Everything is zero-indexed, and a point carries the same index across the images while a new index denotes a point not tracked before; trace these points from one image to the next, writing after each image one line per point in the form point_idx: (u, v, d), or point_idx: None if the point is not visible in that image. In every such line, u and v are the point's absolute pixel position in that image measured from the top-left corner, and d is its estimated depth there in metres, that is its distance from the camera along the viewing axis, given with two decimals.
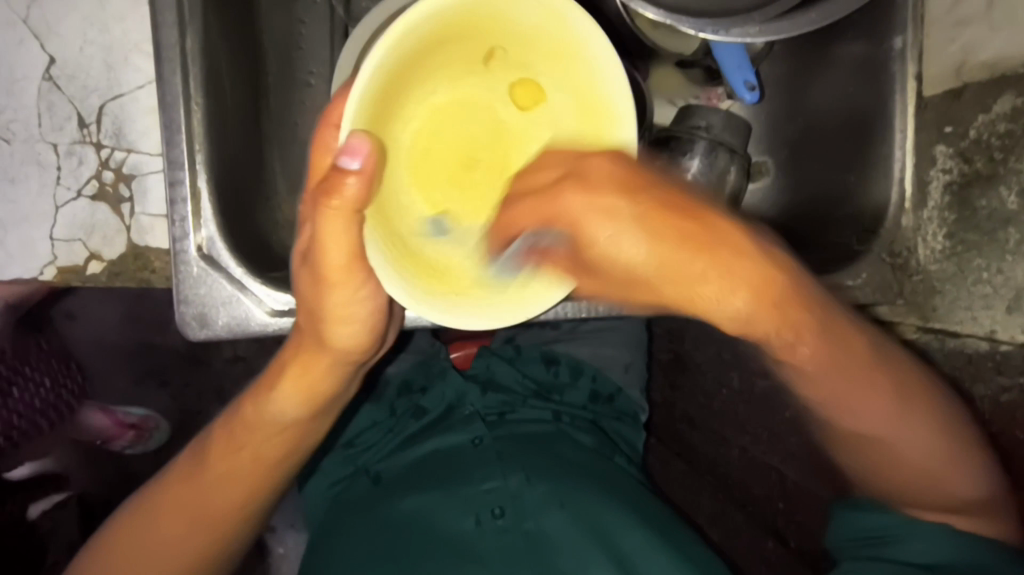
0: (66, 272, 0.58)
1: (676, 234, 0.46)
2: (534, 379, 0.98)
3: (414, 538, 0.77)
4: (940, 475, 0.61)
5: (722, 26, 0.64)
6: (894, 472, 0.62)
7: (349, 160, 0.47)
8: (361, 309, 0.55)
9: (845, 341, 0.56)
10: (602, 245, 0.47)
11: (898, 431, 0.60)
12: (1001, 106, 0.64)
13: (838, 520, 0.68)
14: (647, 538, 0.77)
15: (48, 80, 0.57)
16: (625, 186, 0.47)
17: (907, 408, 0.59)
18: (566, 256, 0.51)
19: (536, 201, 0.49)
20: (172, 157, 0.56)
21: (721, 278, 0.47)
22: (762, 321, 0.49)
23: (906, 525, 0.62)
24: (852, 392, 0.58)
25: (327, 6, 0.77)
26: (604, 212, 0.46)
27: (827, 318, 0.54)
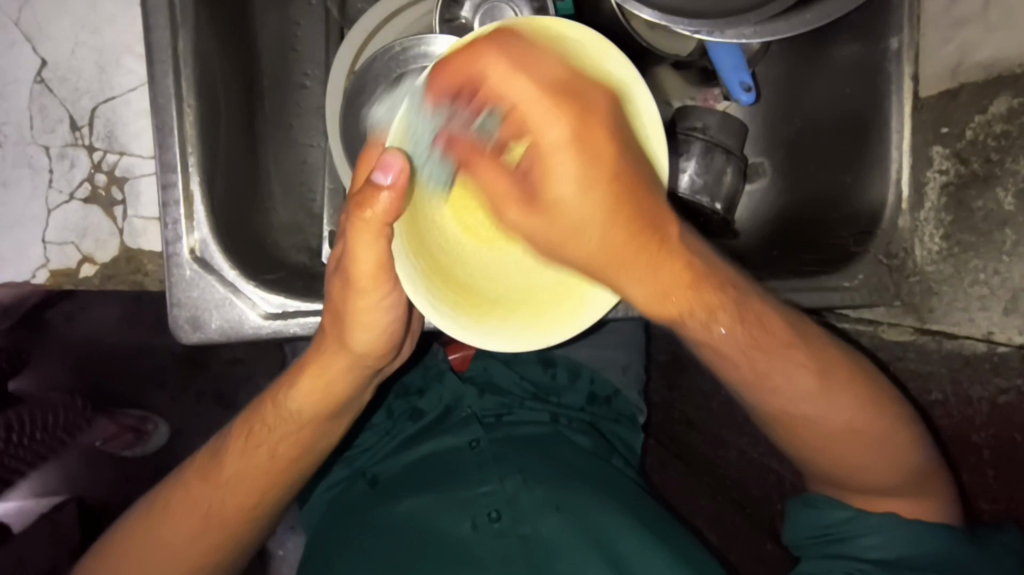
0: (59, 275, 0.57)
1: (605, 183, 0.52)
2: (531, 381, 0.97)
3: (411, 541, 0.77)
4: (877, 462, 0.60)
5: (718, 27, 0.64)
6: (839, 460, 0.61)
7: (382, 175, 0.49)
8: (387, 316, 0.55)
9: (758, 318, 0.58)
10: (552, 188, 0.53)
11: (836, 414, 0.59)
12: (997, 106, 0.64)
13: (794, 519, 0.68)
14: (643, 541, 0.77)
15: (40, 83, 0.56)
16: (606, 155, 0.52)
17: (839, 395, 0.59)
18: (512, 176, 0.55)
19: (529, 113, 0.52)
20: (164, 160, 0.56)
21: (645, 255, 0.55)
22: (671, 299, 0.56)
23: (858, 518, 0.62)
24: (774, 371, 0.59)
25: (322, 7, 0.77)
26: (558, 172, 0.53)
27: (734, 301, 0.57)
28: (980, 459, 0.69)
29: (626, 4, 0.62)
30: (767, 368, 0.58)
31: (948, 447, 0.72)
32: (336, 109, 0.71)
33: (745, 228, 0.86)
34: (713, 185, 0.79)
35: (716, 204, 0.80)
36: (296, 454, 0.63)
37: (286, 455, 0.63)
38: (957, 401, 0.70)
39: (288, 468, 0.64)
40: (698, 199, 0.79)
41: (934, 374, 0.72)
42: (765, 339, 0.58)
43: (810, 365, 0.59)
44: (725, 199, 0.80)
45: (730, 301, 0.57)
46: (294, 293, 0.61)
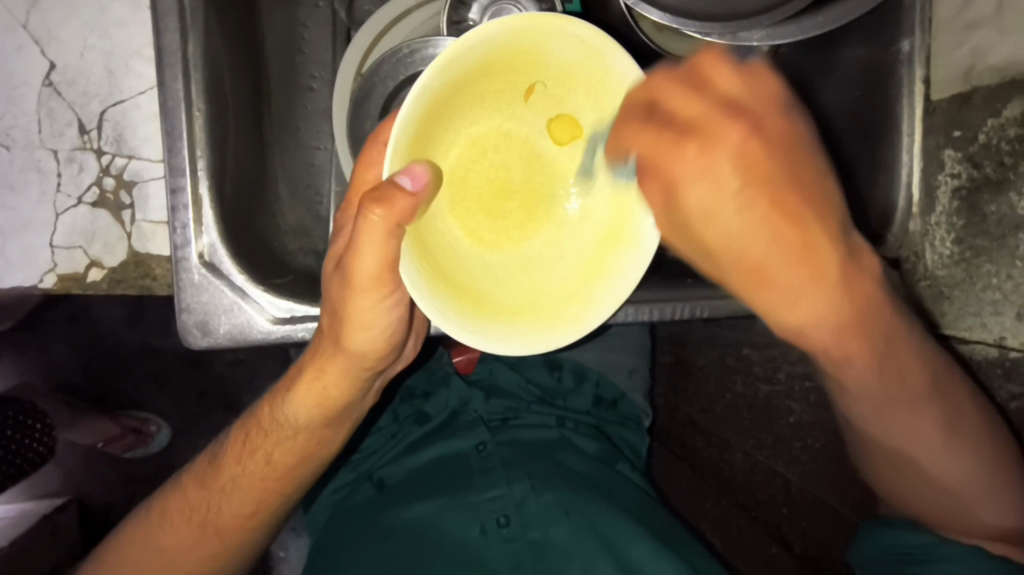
0: (67, 280, 0.57)
1: (774, 195, 0.45)
2: (538, 384, 0.97)
3: (419, 547, 0.76)
4: (969, 495, 0.59)
5: (729, 30, 0.63)
6: (934, 492, 0.60)
7: (408, 181, 0.47)
8: (379, 323, 0.54)
9: (891, 356, 0.54)
10: (697, 208, 0.45)
11: (940, 449, 0.58)
12: (1011, 110, 0.63)
13: (867, 538, 0.67)
14: (653, 548, 0.76)
15: (48, 86, 0.56)
16: (753, 176, 0.44)
17: (957, 422, 0.58)
18: (663, 209, 0.47)
19: (661, 141, 0.45)
20: (174, 164, 0.56)
21: (807, 266, 0.46)
22: (840, 316, 0.49)
23: (938, 543, 0.61)
24: (893, 413, 0.58)
25: (330, 9, 0.77)
26: (713, 195, 0.44)
27: (868, 328, 0.51)
28: None
29: (636, 6, 0.62)
30: (882, 396, 0.56)
31: None
32: (343, 110, 0.71)
33: None
34: None
35: None
36: (306, 460, 0.63)
37: (296, 459, 0.62)
38: None
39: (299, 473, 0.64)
40: None
41: None
42: (891, 369, 0.55)
43: (936, 394, 0.57)
44: None
45: (869, 343, 0.52)
46: (302, 298, 0.61)
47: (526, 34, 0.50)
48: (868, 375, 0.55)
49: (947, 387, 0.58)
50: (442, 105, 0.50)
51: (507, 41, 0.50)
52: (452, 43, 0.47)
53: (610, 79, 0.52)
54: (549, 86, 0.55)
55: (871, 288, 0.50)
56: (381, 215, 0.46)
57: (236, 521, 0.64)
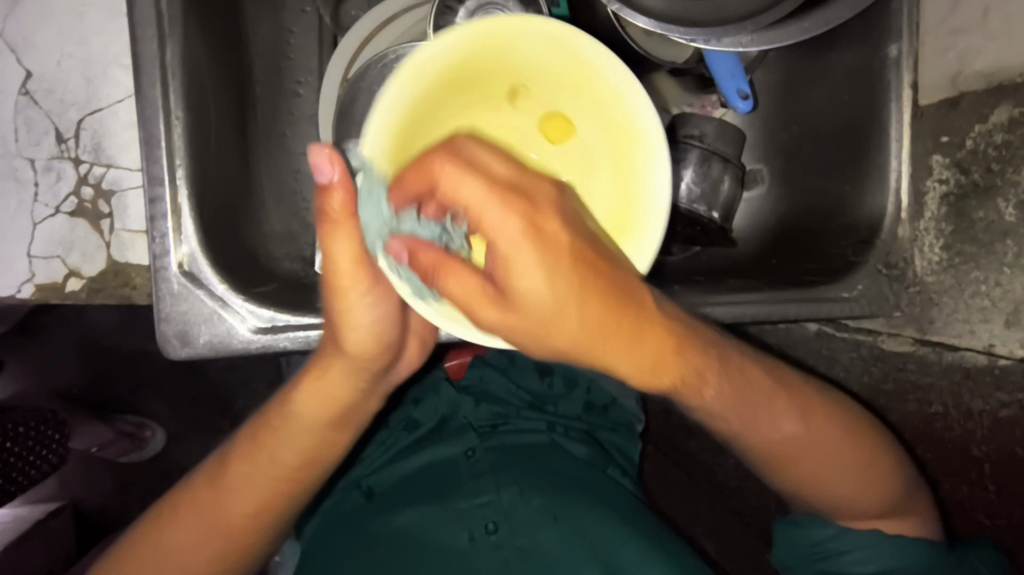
0: (45, 290, 0.56)
1: (594, 290, 0.45)
2: (528, 390, 0.96)
3: (407, 554, 0.76)
4: (857, 486, 0.60)
5: (714, 36, 0.63)
6: (826, 494, 0.61)
7: (321, 165, 0.47)
8: (365, 318, 0.53)
9: (731, 366, 0.55)
10: (519, 284, 0.44)
11: (817, 452, 0.59)
12: (998, 116, 0.63)
13: (780, 540, 0.67)
14: (642, 555, 0.76)
15: (25, 94, 0.56)
16: (564, 247, 0.45)
17: (821, 426, 0.59)
18: (476, 281, 0.46)
19: (487, 201, 0.44)
20: (152, 173, 0.55)
21: (626, 329, 0.46)
22: (660, 372, 0.48)
23: (842, 535, 0.62)
24: (755, 412, 0.57)
25: (316, 14, 0.76)
26: (526, 269, 0.44)
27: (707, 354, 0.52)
28: (980, 474, 0.68)
29: (620, 11, 0.61)
30: (747, 412, 0.57)
31: (947, 459, 0.72)
32: (329, 116, 0.71)
33: (742, 235, 0.85)
34: (709, 194, 0.78)
35: (713, 212, 0.79)
36: (291, 469, 0.63)
37: (281, 468, 0.62)
38: (958, 414, 0.69)
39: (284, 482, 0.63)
40: (696, 208, 0.78)
41: (934, 386, 0.72)
42: (747, 381, 0.56)
43: (791, 399, 0.59)
44: (722, 207, 0.79)
45: (715, 366, 0.53)
46: (283, 306, 0.60)
47: (490, 37, 0.53)
48: (723, 396, 0.55)
49: (800, 393, 0.60)
50: (423, 116, 0.54)
51: (473, 46, 0.53)
52: (414, 53, 0.51)
53: (586, 69, 0.54)
54: (529, 86, 0.57)
55: (683, 336, 0.49)
56: (336, 199, 0.48)
57: (234, 525, 0.63)
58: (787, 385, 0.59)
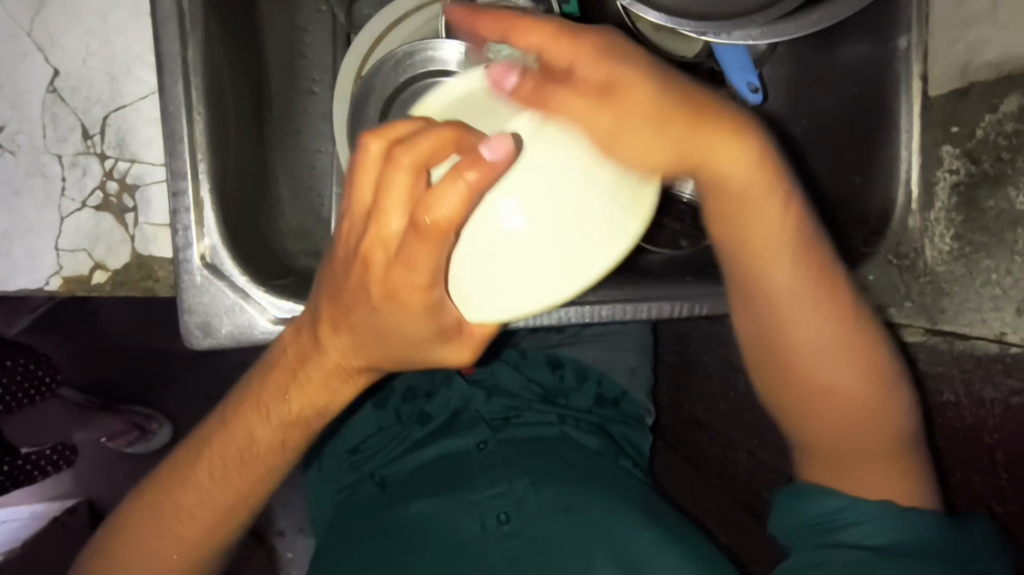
0: (71, 282, 0.58)
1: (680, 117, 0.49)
2: (540, 383, 0.97)
3: (421, 542, 0.77)
4: (881, 452, 0.63)
5: (724, 29, 0.64)
6: (857, 453, 0.63)
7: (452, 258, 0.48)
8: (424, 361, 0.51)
9: (830, 284, 0.60)
10: (630, 152, 0.48)
11: (858, 403, 0.62)
12: (1008, 105, 0.64)
13: (783, 506, 0.67)
14: (654, 540, 0.77)
15: (52, 92, 0.57)
16: (743, 180, 0.55)
17: (857, 370, 0.62)
18: (604, 114, 0.46)
19: (583, 89, 0.46)
20: (174, 167, 0.57)
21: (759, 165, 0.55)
22: (762, 241, 0.58)
23: (852, 505, 0.62)
24: (807, 336, 0.61)
25: (330, 13, 0.78)
26: (628, 129, 0.47)
27: (798, 268, 0.59)
28: (992, 462, 0.69)
29: (632, 6, 0.62)
30: (812, 349, 0.61)
31: (962, 448, 0.72)
32: (344, 111, 0.72)
33: None
34: None
35: None
36: None
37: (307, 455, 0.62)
38: (969, 403, 0.70)
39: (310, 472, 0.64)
40: None
41: (946, 376, 0.72)
42: (814, 317, 0.61)
43: (842, 345, 0.62)
44: None
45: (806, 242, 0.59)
46: (302, 298, 0.61)
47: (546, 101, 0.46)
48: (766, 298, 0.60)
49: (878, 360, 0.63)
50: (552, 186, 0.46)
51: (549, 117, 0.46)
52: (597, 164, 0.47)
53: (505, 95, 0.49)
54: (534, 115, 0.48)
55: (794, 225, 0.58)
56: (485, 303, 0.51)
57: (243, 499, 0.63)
58: (855, 334, 0.62)
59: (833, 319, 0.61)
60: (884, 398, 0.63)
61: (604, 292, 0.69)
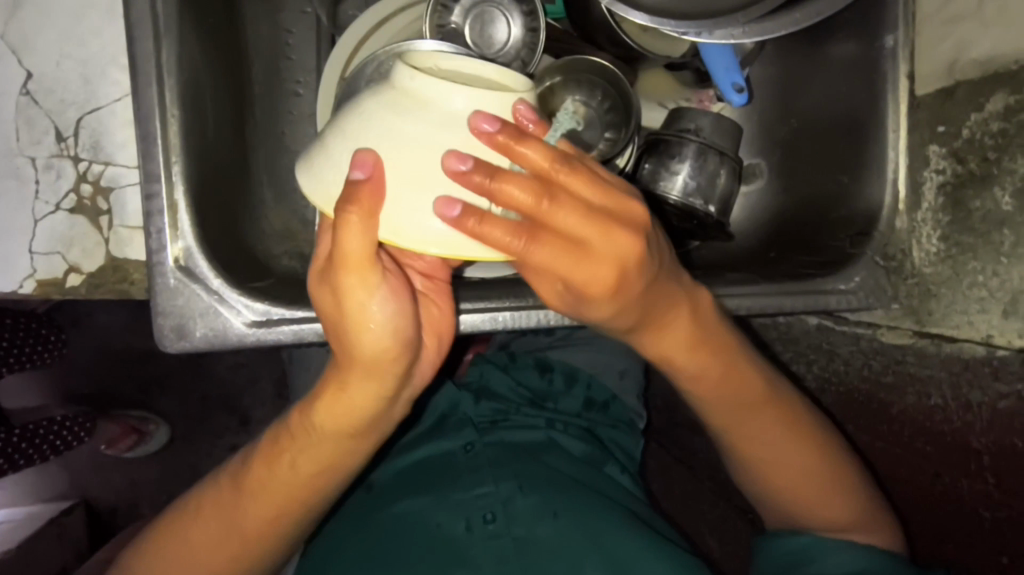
0: (46, 285, 0.58)
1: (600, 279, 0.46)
2: (528, 387, 0.97)
3: (403, 542, 0.76)
4: (830, 506, 0.68)
5: (706, 29, 0.63)
6: (809, 510, 0.69)
7: (356, 171, 0.44)
8: (381, 315, 0.48)
9: (747, 377, 0.64)
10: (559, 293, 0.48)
11: (805, 468, 0.68)
12: (993, 104, 0.62)
13: (762, 551, 0.73)
14: (643, 545, 0.77)
15: (26, 95, 0.57)
16: (693, 341, 0.59)
17: (801, 442, 0.67)
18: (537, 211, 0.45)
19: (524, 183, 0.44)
20: (148, 170, 0.56)
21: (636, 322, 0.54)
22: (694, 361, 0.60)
23: (819, 543, 0.68)
24: (747, 423, 0.66)
25: (314, 15, 0.78)
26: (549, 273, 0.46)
27: (727, 366, 0.62)
28: (980, 466, 0.67)
29: (616, 8, 0.62)
30: (752, 427, 0.67)
31: (949, 452, 0.71)
32: (326, 114, 0.71)
33: (740, 229, 0.84)
34: (706, 187, 0.77)
35: (710, 207, 0.77)
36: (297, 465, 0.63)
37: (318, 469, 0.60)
38: (956, 406, 0.68)
39: (310, 480, 0.61)
40: (691, 201, 0.76)
41: (934, 379, 0.71)
42: (746, 400, 0.65)
43: (779, 423, 0.67)
44: (719, 201, 0.77)
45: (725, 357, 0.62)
46: (280, 301, 0.61)
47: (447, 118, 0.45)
48: (712, 395, 0.64)
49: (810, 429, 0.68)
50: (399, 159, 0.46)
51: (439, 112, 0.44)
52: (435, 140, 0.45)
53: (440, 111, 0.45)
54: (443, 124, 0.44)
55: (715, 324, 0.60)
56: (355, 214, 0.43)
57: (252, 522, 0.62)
58: (785, 410, 0.67)
59: (756, 404, 0.66)
60: (827, 461, 0.68)
61: None
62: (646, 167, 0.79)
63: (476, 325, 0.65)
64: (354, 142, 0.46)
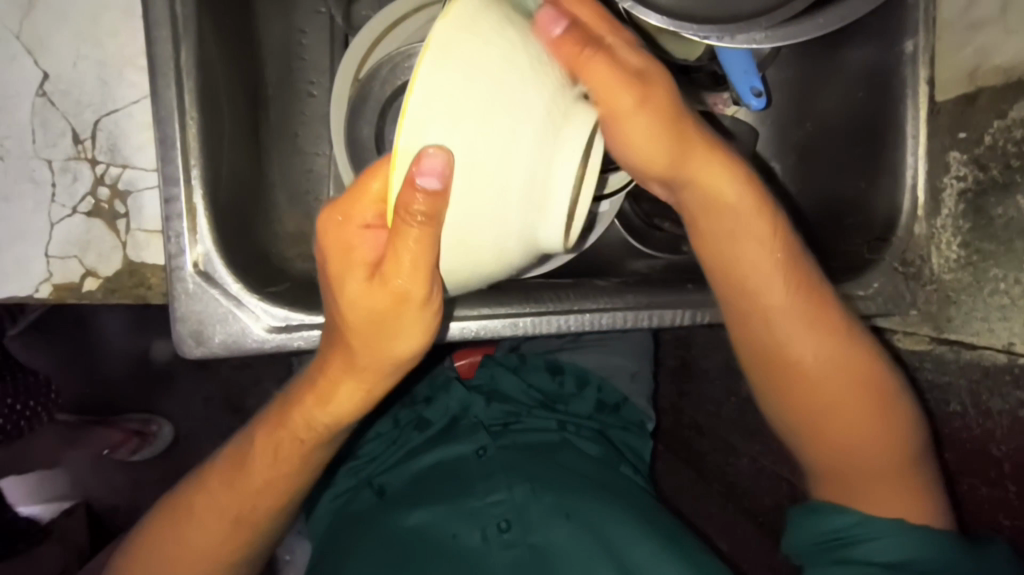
0: (62, 289, 0.57)
1: (688, 141, 0.55)
2: (539, 390, 0.96)
3: (421, 553, 0.75)
4: (886, 482, 0.61)
5: (728, 32, 0.63)
6: (859, 479, 0.61)
7: (430, 178, 0.39)
8: (411, 334, 0.49)
9: (845, 340, 0.60)
10: (627, 137, 0.52)
11: (875, 436, 0.60)
12: (1018, 111, 0.62)
13: (795, 523, 0.67)
14: (656, 551, 0.75)
15: (42, 96, 0.56)
16: (801, 288, 0.60)
17: (880, 411, 0.60)
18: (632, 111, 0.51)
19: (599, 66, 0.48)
20: (168, 173, 0.56)
21: (779, 280, 0.59)
22: (787, 304, 0.59)
23: (865, 522, 0.60)
24: (822, 380, 0.60)
25: (327, 15, 0.77)
26: (635, 121, 0.51)
27: (831, 323, 0.60)
28: (1000, 473, 0.67)
29: (634, 9, 0.61)
30: (825, 391, 0.60)
31: (967, 457, 0.71)
32: (342, 116, 0.71)
33: None
34: None
35: None
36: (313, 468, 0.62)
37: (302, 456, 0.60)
38: (976, 413, 0.69)
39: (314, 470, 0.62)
40: None
41: (953, 386, 0.71)
42: (821, 360, 0.60)
43: (857, 387, 0.60)
44: None
45: (822, 311, 0.60)
46: (298, 306, 0.60)
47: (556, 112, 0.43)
48: (782, 342, 0.60)
49: (894, 406, 0.61)
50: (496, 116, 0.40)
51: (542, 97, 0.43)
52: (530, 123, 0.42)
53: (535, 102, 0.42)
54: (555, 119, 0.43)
55: (812, 278, 0.60)
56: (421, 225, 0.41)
57: (256, 512, 0.62)
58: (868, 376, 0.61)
59: (837, 365, 0.60)
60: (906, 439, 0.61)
61: (605, 299, 0.68)
62: None
63: (494, 331, 0.64)
64: (456, 118, 0.39)
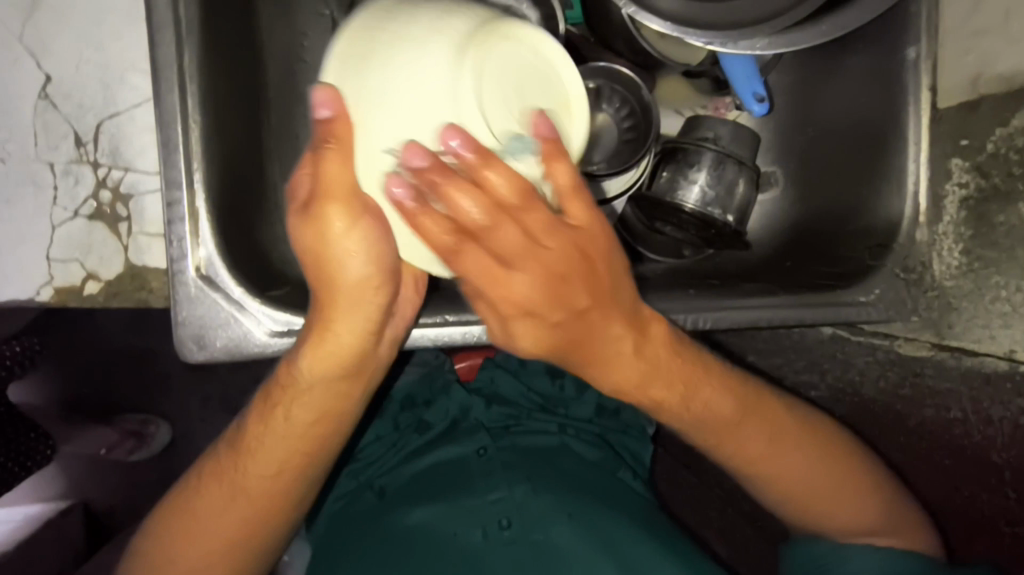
0: (63, 293, 0.56)
1: (565, 286, 0.49)
2: (539, 393, 0.96)
3: (421, 553, 0.75)
4: (843, 514, 0.67)
5: (731, 39, 0.63)
6: (824, 520, 0.68)
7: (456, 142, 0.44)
8: (356, 260, 0.49)
9: (776, 406, 0.65)
10: (519, 333, 0.52)
11: (827, 486, 0.66)
12: (1020, 119, 0.62)
13: (785, 559, 0.72)
14: (656, 547, 0.76)
15: (44, 99, 0.56)
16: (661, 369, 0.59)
17: (828, 466, 0.66)
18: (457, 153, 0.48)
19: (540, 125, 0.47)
20: (170, 177, 0.55)
21: (637, 357, 0.56)
22: (723, 415, 0.63)
23: (836, 551, 0.67)
24: (766, 452, 0.65)
25: (329, 17, 0.76)
26: (499, 279, 0.48)
27: (744, 392, 0.64)
28: (1000, 480, 0.68)
29: (637, 15, 0.61)
30: (767, 458, 0.65)
31: (968, 464, 0.71)
32: None
33: (756, 238, 0.84)
34: (724, 197, 0.76)
35: (727, 216, 0.76)
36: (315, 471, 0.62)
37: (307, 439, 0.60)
38: (976, 420, 0.69)
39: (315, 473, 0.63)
40: (710, 210, 0.76)
41: (953, 393, 0.71)
42: (755, 432, 0.64)
43: (801, 452, 0.65)
44: (736, 210, 0.77)
45: (725, 386, 0.63)
46: (299, 310, 0.60)
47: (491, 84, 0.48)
48: (721, 424, 0.63)
49: (843, 454, 0.67)
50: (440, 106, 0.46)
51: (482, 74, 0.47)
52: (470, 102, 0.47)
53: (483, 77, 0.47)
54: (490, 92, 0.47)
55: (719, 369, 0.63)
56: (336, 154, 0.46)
57: (256, 506, 0.62)
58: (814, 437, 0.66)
59: (773, 432, 0.65)
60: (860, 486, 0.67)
61: None
62: (665, 175, 0.78)
63: None
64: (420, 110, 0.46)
